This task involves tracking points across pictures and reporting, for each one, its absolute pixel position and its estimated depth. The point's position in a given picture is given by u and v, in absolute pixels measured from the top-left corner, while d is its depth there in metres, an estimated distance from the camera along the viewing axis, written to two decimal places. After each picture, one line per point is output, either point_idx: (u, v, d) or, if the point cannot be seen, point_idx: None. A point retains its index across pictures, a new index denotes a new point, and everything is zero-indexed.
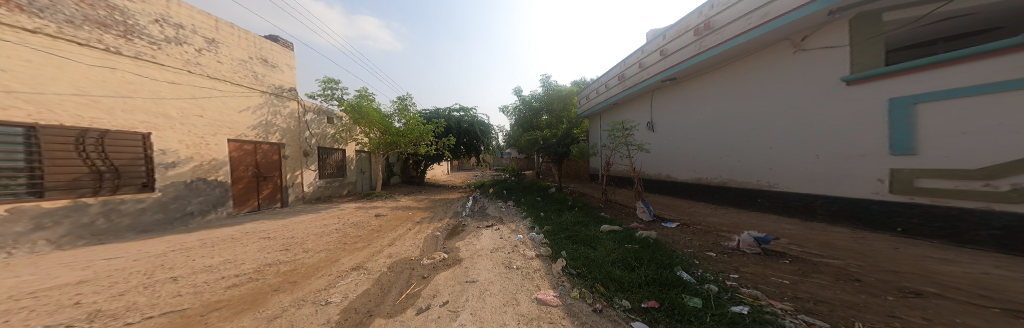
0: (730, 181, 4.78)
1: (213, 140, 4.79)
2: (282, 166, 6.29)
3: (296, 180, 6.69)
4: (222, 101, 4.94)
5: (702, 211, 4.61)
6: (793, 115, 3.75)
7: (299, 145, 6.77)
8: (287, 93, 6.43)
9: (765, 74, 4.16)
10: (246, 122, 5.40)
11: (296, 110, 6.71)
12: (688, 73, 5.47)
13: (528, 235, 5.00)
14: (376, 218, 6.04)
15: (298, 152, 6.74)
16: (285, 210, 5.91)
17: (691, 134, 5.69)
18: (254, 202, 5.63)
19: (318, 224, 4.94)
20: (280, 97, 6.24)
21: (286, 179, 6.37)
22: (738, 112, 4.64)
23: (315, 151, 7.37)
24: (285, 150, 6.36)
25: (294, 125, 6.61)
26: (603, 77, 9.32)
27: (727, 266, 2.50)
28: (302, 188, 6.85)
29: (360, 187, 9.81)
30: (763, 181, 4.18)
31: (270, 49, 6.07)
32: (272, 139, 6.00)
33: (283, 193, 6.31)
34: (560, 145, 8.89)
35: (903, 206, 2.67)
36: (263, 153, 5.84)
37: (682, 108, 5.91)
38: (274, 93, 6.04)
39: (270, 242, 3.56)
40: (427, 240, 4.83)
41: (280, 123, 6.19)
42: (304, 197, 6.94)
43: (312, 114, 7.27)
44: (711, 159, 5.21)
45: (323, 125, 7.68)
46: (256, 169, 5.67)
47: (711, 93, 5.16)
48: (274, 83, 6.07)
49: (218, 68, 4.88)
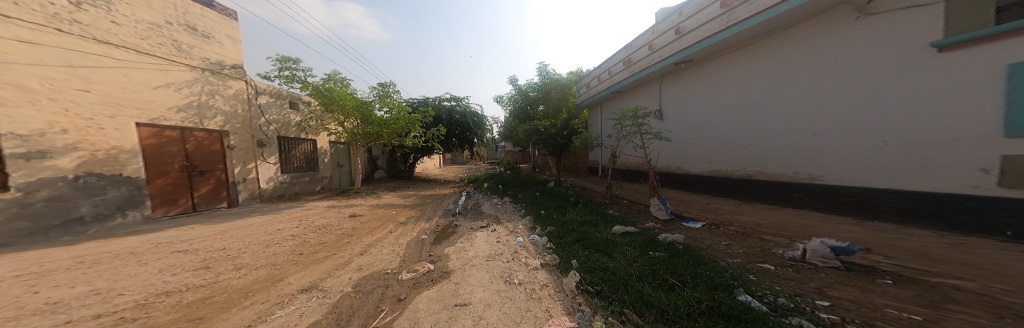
0: (757, 174, 4.39)
1: (110, 123, 3.68)
2: (228, 159, 5.23)
3: (249, 175, 5.65)
4: (124, 74, 3.82)
5: (728, 209, 4.09)
6: (844, 95, 3.30)
7: (251, 133, 5.70)
8: (228, 70, 5.29)
9: (807, 48, 3.67)
10: (166, 102, 4.30)
11: (244, 91, 5.57)
12: (708, 52, 4.93)
13: (529, 238, 4.30)
14: (350, 219, 5.14)
15: (249, 141, 5.67)
16: (233, 210, 4.91)
17: (711, 120, 5.23)
18: (189, 201, 4.62)
19: (264, 229, 3.98)
20: (219, 75, 5.11)
21: (235, 174, 5.33)
22: (773, 93, 4.15)
23: (275, 141, 6.31)
24: (230, 139, 5.29)
25: (242, 109, 5.52)
26: (606, 64, 8.68)
27: (804, 287, 1.86)
28: (257, 184, 5.81)
29: (336, 182, 8.75)
30: (803, 173, 3.76)
31: (202, 15, 4.89)
32: (208, 126, 4.90)
33: (231, 190, 5.25)
34: (559, 136, 8.23)
35: (1022, 202, 2.14)
36: (196, 142, 4.76)
37: (700, 92, 5.42)
38: (208, 70, 4.91)
39: (179, 261, 2.71)
40: (410, 247, 4.00)
41: (221, 107, 5.10)
42: (261, 194, 5.90)
43: (268, 97, 6.14)
44: (735, 149, 4.78)
45: (284, 111, 6.59)
46: (187, 162, 4.63)
47: (739, 73, 4.65)
48: (208, 57, 4.92)
49: (111, 29, 3.74)
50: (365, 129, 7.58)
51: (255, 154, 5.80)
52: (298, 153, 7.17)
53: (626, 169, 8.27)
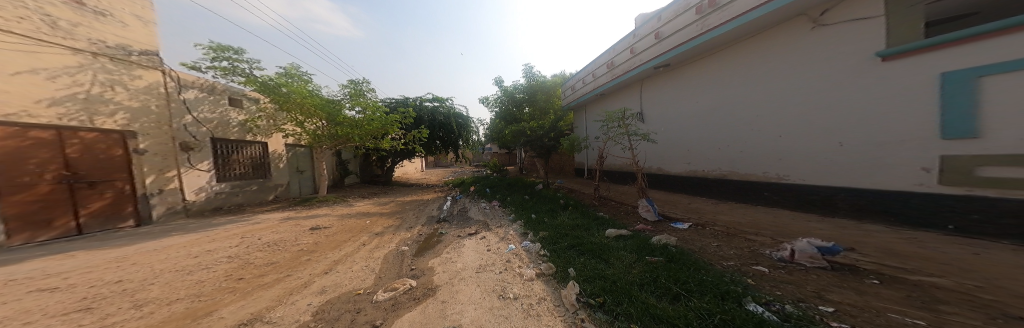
0: (730, 174, 4.72)
1: None
2: (136, 167, 4.18)
3: (168, 185, 4.58)
4: None
5: (709, 209, 4.33)
6: (804, 100, 3.60)
7: (171, 134, 4.64)
8: (136, 57, 4.24)
9: (772, 56, 3.95)
10: (29, 94, 3.22)
11: (161, 83, 4.51)
12: (682, 57, 5.17)
13: (521, 245, 4.07)
14: (314, 232, 4.41)
15: (169, 144, 4.61)
16: (143, 230, 3.92)
17: (688, 123, 5.51)
18: (71, 222, 3.59)
19: (186, 252, 3.21)
20: (122, 62, 4.05)
21: (146, 185, 4.29)
22: (741, 97, 4.44)
23: (207, 143, 5.24)
24: (140, 142, 4.22)
25: (156, 104, 4.44)
26: (590, 66, 8.86)
27: (802, 291, 1.87)
28: (181, 195, 4.76)
29: (296, 189, 7.67)
30: (771, 173, 4.08)
31: None
32: (104, 126, 3.85)
33: (139, 205, 4.22)
34: (547, 138, 8.16)
35: (957, 199, 2.44)
36: (83, 145, 3.72)
37: (677, 95, 5.68)
38: (101, 54, 3.84)
39: (43, 305, 2.05)
40: (388, 261, 3.51)
41: (124, 101, 4.05)
42: (188, 208, 4.85)
43: (198, 91, 5.07)
44: (710, 150, 5.10)
45: (222, 108, 5.52)
46: (68, 171, 3.58)
47: (711, 78, 4.92)
48: (103, 39, 3.86)
49: None
50: (332, 130, 6.72)
51: (177, 160, 4.73)
52: (241, 158, 6.09)
53: (614, 169, 8.45)
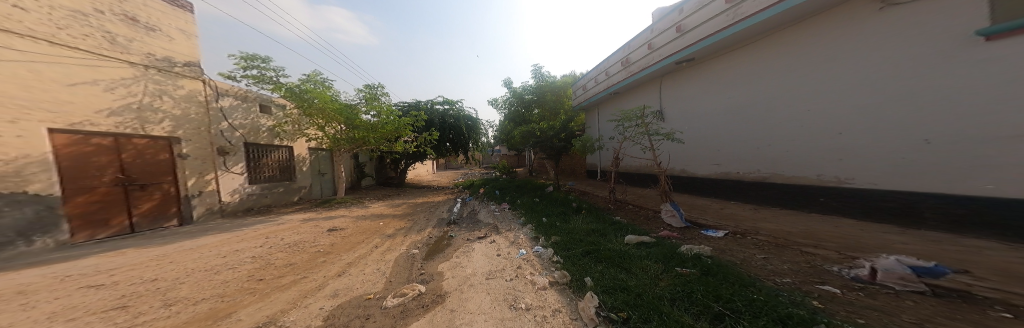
0: (772, 176, 4.25)
1: (11, 129, 2.94)
2: (179, 170, 4.55)
3: (207, 187, 4.96)
4: (33, 69, 3.11)
5: (746, 215, 3.87)
6: (866, 91, 3.11)
7: (210, 139, 5.04)
8: (179, 68, 4.65)
9: (822, 42, 3.48)
10: (89, 104, 3.59)
11: (201, 93, 4.93)
12: (711, 49, 4.80)
13: (532, 250, 4.17)
14: (330, 234, 4.51)
15: (207, 149, 4.99)
16: (184, 229, 4.23)
17: (722, 121, 5.06)
18: (124, 221, 3.93)
19: (214, 251, 3.36)
20: (169, 73, 4.47)
21: (188, 187, 4.66)
22: (787, 92, 3.96)
23: (241, 148, 5.63)
24: (182, 147, 4.60)
25: (198, 112, 4.85)
26: (601, 64, 8.70)
27: (897, 320, 1.42)
28: (218, 196, 5.12)
29: (317, 190, 8.05)
30: (828, 176, 3.55)
31: (144, 4, 4.25)
32: (153, 133, 4.23)
33: (182, 206, 4.58)
34: (557, 139, 7.89)
35: None
36: (136, 151, 4.10)
37: (709, 92, 5.25)
38: (153, 66, 4.25)
39: (86, 302, 2.15)
40: (397, 265, 3.45)
41: (169, 110, 4.44)
42: (223, 209, 5.20)
43: (232, 99, 5.49)
44: (749, 149, 4.60)
45: (252, 115, 5.92)
46: (124, 174, 3.95)
47: (749, 72, 4.47)
48: (153, 52, 4.27)
49: (17, 16, 3.03)
50: (350, 134, 6.99)
51: (215, 163, 5.11)
52: (270, 161, 6.48)
53: (631, 172, 8.00)
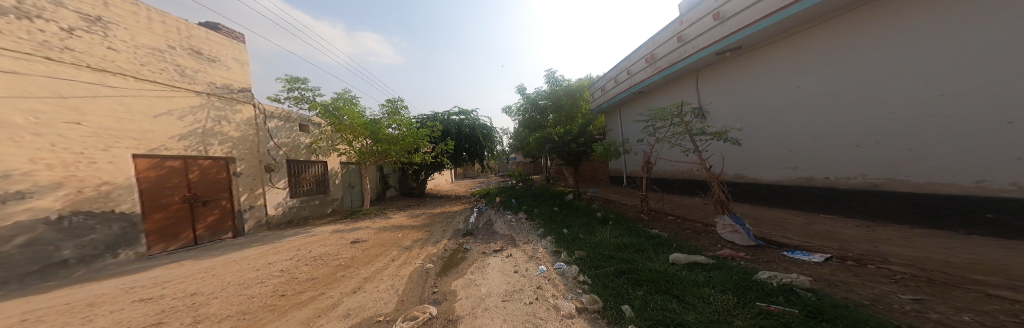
0: (887, 182, 3.28)
1: (104, 156, 3.49)
2: (233, 188, 5.16)
3: (257, 202, 5.57)
4: (120, 102, 3.71)
5: (848, 237, 3.01)
6: (1009, 60, 2.34)
7: (258, 157, 5.67)
8: (236, 94, 5.37)
9: (926, 9, 2.84)
10: (166, 131, 4.19)
11: (253, 117, 5.65)
12: (763, 35, 4.36)
13: (553, 266, 3.74)
14: (352, 246, 4.59)
15: (257, 167, 5.63)
16: (235, 241, 4.70)
17: (797, 117, 4.28)
18: (191, 234, 4.49)
19: (248, 262, 3.59)
20: (227, 99, 5.17)
21: (240, 202, 5.23)
22: (889, 76, 3.17)
23: (283, 164, 6.30)
24: (237, 166, 5.23)
25: (252, 135, 5.57)
26: (621, 63, 8.40)
27: None
28: (264, 210, 5.71)
29: (348, 202, 8.90)
30: (995, 183, 2.49)
31: (207, 39, 5.01)
32: (214, 154, 4.84)
33: (236, 219, 5.16)
34: (574, 143, 7.40)
35: None
36: (201, 171, 4.66)
37: (776, 84, 4.54)
38: (215, 94, 4.94)
39: (131, 315, 2.22)
40: (411, 280, 3.25)
41: (227, 132, 5.08)
42: (269, 222, 5.78)
43: (277, 121, 6.22)
44: (845, 150, 3.69)
45: (294, 133, 6.67)
46: (191, 193, 4.52)
47: (829, 56, 3.74)
48: (213, 81, 4.96)
49: (109, 57, 3.68)
50: (375, 147, 7.35)
51: (262, 179, 5.73)
52: (309, 176, 7.22)
53: (665, 178, 7.09)
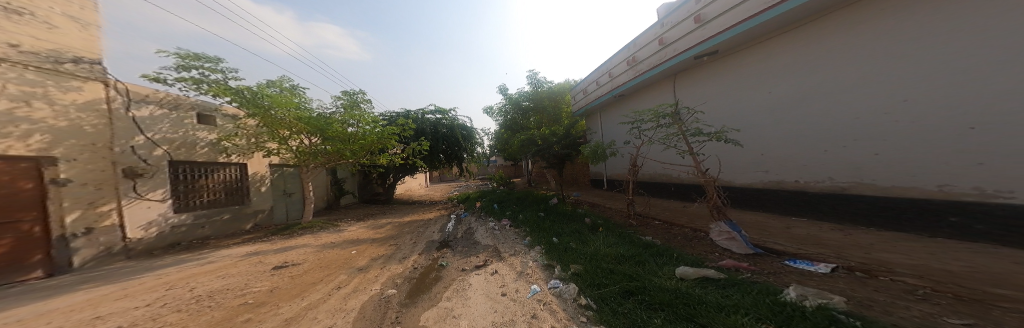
0: (856, 186, 3.60)
1: None
2: (51, 204, 3.40)
3: (101, 223, 3.83)
4: None
5: (838, 243, 3.08)
6: (958, 75, 2.66)
7: (111, 158, 3.98)
8: (71, 65, 3.65)
9: (888, 25, 3.14)
10: None
11: (105, 99, 3.97)
12: (741, 40, 4.56)
13: (548, 286, 3.09)
14: (275, 274, 3.43)
15: (110, 172, 3.96)
16: (48, 283, 3.17)
17: (770, 122, 4.63)
18: None
19: (58, 325, 2.28)
20: (56, 74, 3.50)
21: (66, 224, 3.49)
22: (853, 86, 3.51)
23: (163, 167, 4.66)
24: (63, 170, 3.50)
25: (98, 125, 3.87)
26: (603, 66, 8.36)
27: None
28: (120, 232, 4.02)
29: (281, 212, 7.26)
30: (953, 186, 2.77)
31: None
32: (10, 152, 3.13)
33: (54, 250, 3.40)
34: (561, 146, 7.03)
35: None
36: None
37: (750, 90, 4.86)
38: (14, 62, 3.16)
39: None
40: (364, 316, 2.28)
41: (44, 120, 3.38)
42: (129, 248, 4.12)
43: (155, 107, 4.57)
44: (816, 154, 4.03)
45: (185, 128, 5.02)
46: None
47: (800, 66, 4.07)
48: (10, 40, 3.15)
49: None
50: (324, 147, 5.91)
51: (116, 192, 4.01)
52: (212, 183, 5.57)
53: (660, 181, 7.04)
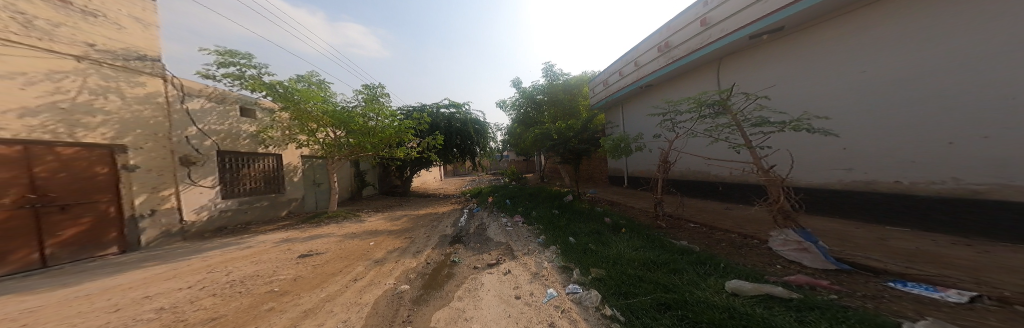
0: (996, 190, 2.70)
1: None
2: (122, 188, 3.86)
3: (161, 205, 4.27)
4: None
5: (966, 262, 2.31)
6: None
7: (170, 147, 4.45)
8: (136, 62, 4.13)
9: None
10: None
11: (163, 92, 4.41)
12: (820, 9, 3.69)
13: (566, 291, 2.71)
14: (300, 262, 3.53)
15: (169, 160, 4.42)
16: (119, 259, 3.56)
17: (860, 108, 3.69)
18: (33, 253, 3.13)
19: (115, 301, 2.46)
20: (121, 70, 3.93)
21: (134, 206, 3.96)
22: (1000, 56, 2.57)
23: (210, 156, 5.09)
24: (130, 157, 3.94)
25: (159, 116, 4.33)
26: (627, 55, 7.66)
27: None
28: (178, 215, 4.47)
29: (310, 202, 7.75)
30: None
31: None
32: (87, 140, 3.55)
33: (125, 230, 3.87)
34: (577, 140, 6.58)
35: None
36: (60, 163, 3.39)
37: (832, 70, 3.95)
38: (92, 60, 3.68)
39: None
40: (375, 313, 2.14)
41: (115, 112, 3.82)
42: (186, 230, 4.59)
43: (204, 100, 5.02)
44: (935, 147, 3.08)
45: (230, 120, 5.49)
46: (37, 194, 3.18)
47: (911, 34, 3.16)
48: (87, 40, 3.64)
49: None
50: (347, 140, 6.17)
51: (173, 177, 4.45)
52: (252, 172, 6.05)
53: (700, 180, 6.23)
